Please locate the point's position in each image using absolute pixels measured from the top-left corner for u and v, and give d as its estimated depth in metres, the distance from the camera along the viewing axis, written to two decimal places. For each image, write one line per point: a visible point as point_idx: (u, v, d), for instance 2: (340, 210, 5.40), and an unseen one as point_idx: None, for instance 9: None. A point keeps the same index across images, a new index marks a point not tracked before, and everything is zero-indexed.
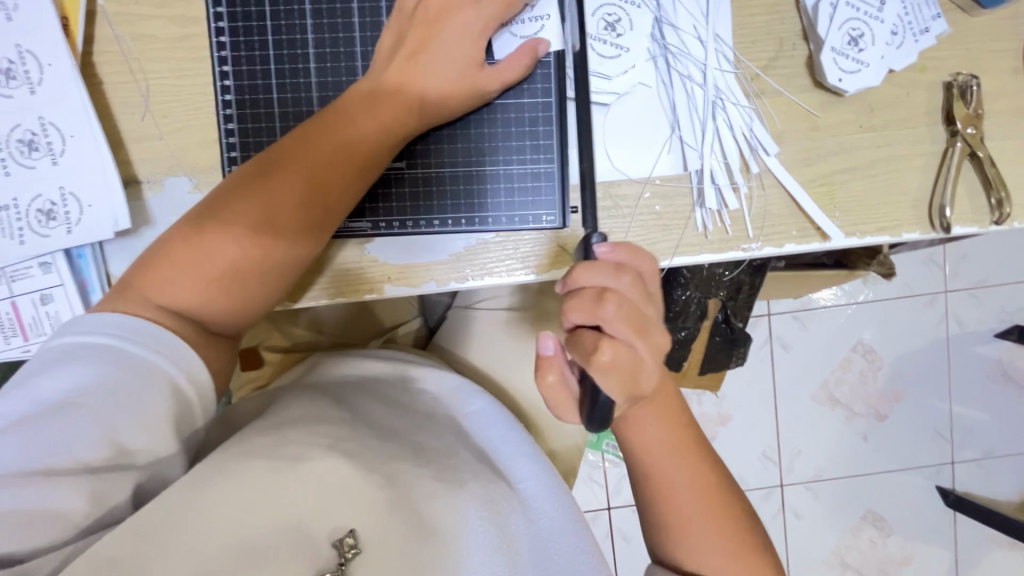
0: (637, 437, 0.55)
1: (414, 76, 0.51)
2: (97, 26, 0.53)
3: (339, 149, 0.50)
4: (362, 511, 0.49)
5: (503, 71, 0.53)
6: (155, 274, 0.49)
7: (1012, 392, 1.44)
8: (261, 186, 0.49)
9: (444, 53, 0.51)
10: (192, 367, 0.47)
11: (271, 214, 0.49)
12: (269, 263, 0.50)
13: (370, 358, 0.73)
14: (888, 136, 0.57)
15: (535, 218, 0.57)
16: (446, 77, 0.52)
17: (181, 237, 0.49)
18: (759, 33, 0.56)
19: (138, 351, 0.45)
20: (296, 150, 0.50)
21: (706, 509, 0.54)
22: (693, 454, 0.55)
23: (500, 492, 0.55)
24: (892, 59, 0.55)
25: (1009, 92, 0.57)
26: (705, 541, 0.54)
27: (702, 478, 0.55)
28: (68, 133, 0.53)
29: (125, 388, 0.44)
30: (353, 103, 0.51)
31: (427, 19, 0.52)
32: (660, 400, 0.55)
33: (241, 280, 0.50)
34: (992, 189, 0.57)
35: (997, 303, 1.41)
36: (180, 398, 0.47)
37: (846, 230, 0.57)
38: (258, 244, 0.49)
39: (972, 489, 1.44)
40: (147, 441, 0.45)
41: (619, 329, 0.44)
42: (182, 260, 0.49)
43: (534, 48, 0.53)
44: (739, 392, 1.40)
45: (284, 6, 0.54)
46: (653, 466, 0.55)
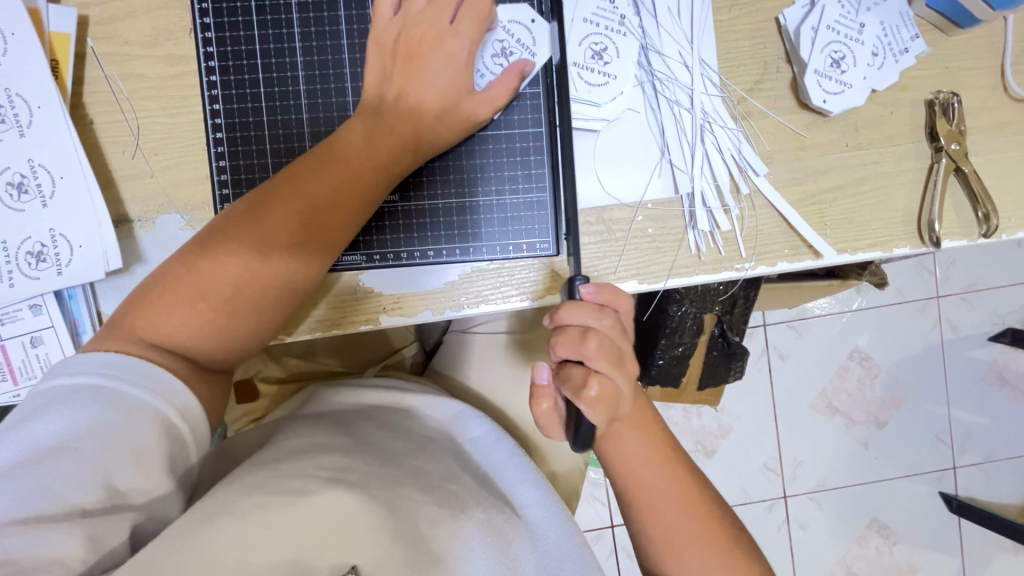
0: (617, 457, 0.55)
1: (403, 111, 0.51)
2: (86, 67, 0.54)
3: (331, 181, 0.50)
4: (362, 546, 0.49)
5: (493, 98, 0.52)
6: (146, 314, 0.48)
7: (1007, 394, 1.55)
8: (251, 223, 0.49)
9: (430, 83, 0.51)
10: (183, 404, 0.47)
11: (267, 249, 0.49)
12: (265, 298, 0.49)
13: (368, 387, 0.71)
14: (876, 153, 0.58)
15: (528, 247, 0.57)
16: (436, 115, 0.51)
17: (175, 273, 0.49)
18: (743, 56, 0.57)
19: (132, 390, 0.45)
20: (286, 186, 0.50)
21: (692, 519, 0.53)
22: (671, 463, 0.55)
23: (505, 521, 0.56)
24: (874, 79, 0.56)
25: (990, 108, 0.58)
26: (695, 551, 0.53)
27: (686, 493, 0.54)
28: (59, 175, 0.52)
29: (120, 431, 0.43)
30: (347, 135, 0.51)
31: (409, 52, 0.52)
32: (633, 414, 0.56)
33: (238, 316, 0.49)
34: (977, 202, 0.57)
35: (989, 307, 1.52)
36: (174, 438, 0.46)
37: (836, 246, 0.58)
38: (255, 279, 0.49)
39: (975, 492, 1.55)
40: (143, 483, 0.45)
41: (601, 366, 0.46)
42: (177, 297, 0.48)
43: (522, 69, 0.53)
44: (740, 406, 1.52)
45: (273, 44, 0.54)
46: (635, 482, 0.54)
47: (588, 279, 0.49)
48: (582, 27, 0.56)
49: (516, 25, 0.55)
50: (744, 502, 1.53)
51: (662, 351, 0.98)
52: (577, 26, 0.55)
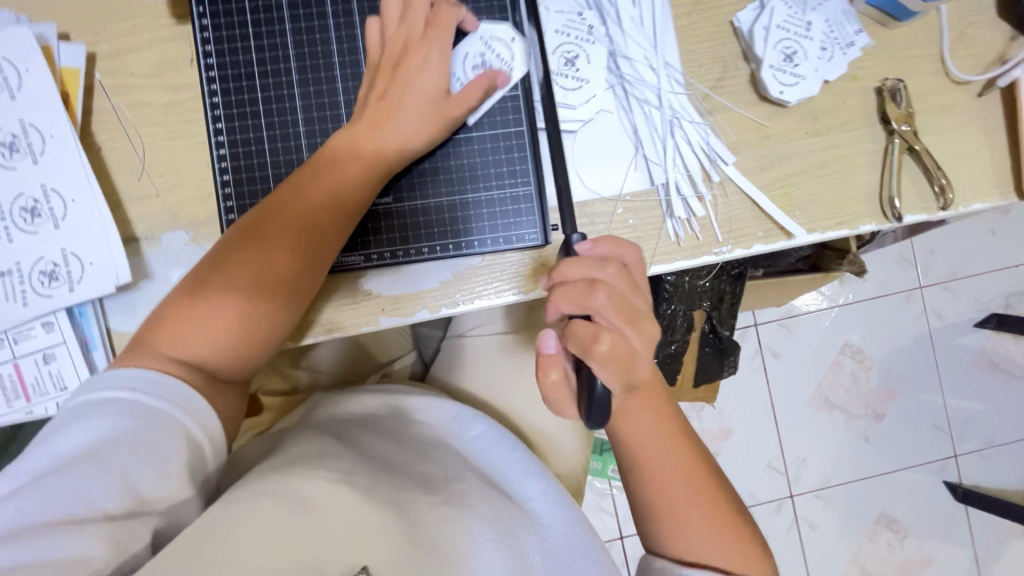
0: (627, 433, 0.55)
1: (386, 114, 0.54)
2: (95, 98, 0.58)
3: (327, 187, 0.53)
4: (372, 548, 0.49)
5: (469, 96, 0.56)
6: (164, 332, 0.50)
7: (999, 379, 1.58)
8: (257, 235, 0.52)
9: (409, 88, 0.55)
10: (198, 410, 0.48)
11: (272, 260, 0.52)
12: (277, 301, 0.52)
13: (368, 394, 0.73)
14: (834, 139, 0.62)
15: (518, 238, 0.59)
16: (419, 123, 0.55)
17: (188, 291, 0.51)
18: (703, 57, 0.62)
19: (150, 400, 0.47)
20: (287, 198, 0.53)
21: (698, 496, 0.55)
22: (681, 442, 0.56)
23: (512, 516, 0.57)
24: (826, 71, 0.61)
25: (935, 90, 0.63)
26: (700, 528, 0.54)
27: (698, 477, 0.55)
28: (70, 198, 0.56)
29: (142, 439, 0.45)
30: (339, 145, 0.55)
31: (388, 65, 0.55)
32: (644, 389, 0.56)
33: (254, 320, 0.52)
34: (932, 177, 0.61)
35: (970, 294, 1.56)
36: (194, 447, 0.47)
37: (807, 227, 0.62)
38: (265, 284, 0.51)
39: (979, 479, 1.56)
40: (165, 490, 0.46)
41: (612, 319, 0.48)
42: (192, 311, 0.51)
43: (494, 79, 0.57)
44: (737, 407, 1.55)
45: (271, 65, 0.58)
46: (649, 462, 0.55)
47: (585, 238, 0.52)
48: (555, 37, 0.60)
49: (497, 41, 0.58)
50: (752, 505, 1.54)
51: (655, 349, 1.03)
52: (550, 36, 0.60)
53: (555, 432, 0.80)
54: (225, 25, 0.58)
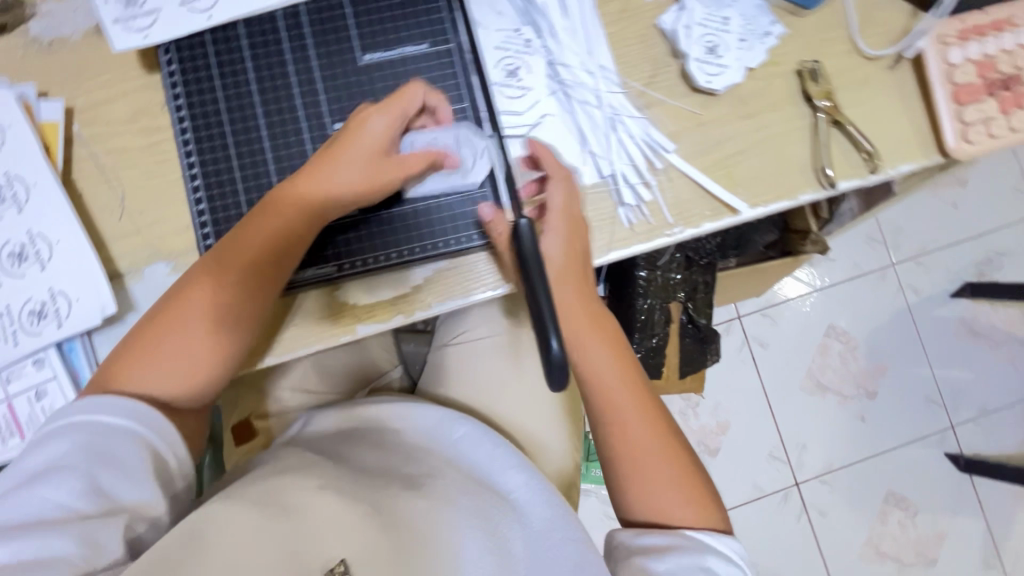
0: (590, 372, 0.63)
1: (325, 180, 0.55)
2: (74, 147, 0.62)
3: (269, 247, 0.55)
4: (349, 541, 0.50)
5: (410, 164, 0.56)
6: (116, 365, 0.52)
7: (983, 346, 1.61)
8: (205, 285, 0.54)
9: (354, 156, 0.55)
10: (159, 425, 0.50)
11: (221, 300, 0.54)
12: (214, 351, 0.54)
13: (356, 405, 0.74)
14: (765, 120, 0.67)
15: (479, 235, 0.63)
16: (356, 180, 0.55)
17: (144, 327, 0.53)
18: (634, 58, 0.67)
19: (105, 418, 0.48)
20: (235, 251, 0.55)
21: (657, 445, 0.61)
22: (640, 393, 0.63)
23: (492, 506, 0.59)
24: (746, 59, 0.66)
25: (850, 68, 0.68)
26: (660, 475, 0.60)
27: (654, 423, 0.62)
28: (54, 240, 0.59)
29: (110, 448, 0.47)
30: (284, 206, 0.55)
31: (342, 132, 0.56)
32: (604, 331, 0.64)
33: (191, 366, 0.53)
34: (858, 145, 0.66)
35: (942, 266, 1.61)
36: (159, 455, 0.50)
37: (750, 202, 0.66)
38: (204, 335, 0.53)
39: (979, 447, 1.57)
40: (136, 494, 0.48)
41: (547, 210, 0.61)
42: (141, 350, 0.52)
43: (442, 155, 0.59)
44: (732, 400, 1.56)
45: (236, 99, 0.61)
46: (610, 402, 0.62)
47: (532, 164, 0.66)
48: (496, 52, 0.66)
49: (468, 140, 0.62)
50: (759, 497, 1.53)
51: (637, 344, 1.06)
52: (492, 51, 0.65)
53: (541, 430, 0.82)
54: (189, 61, 0.61)
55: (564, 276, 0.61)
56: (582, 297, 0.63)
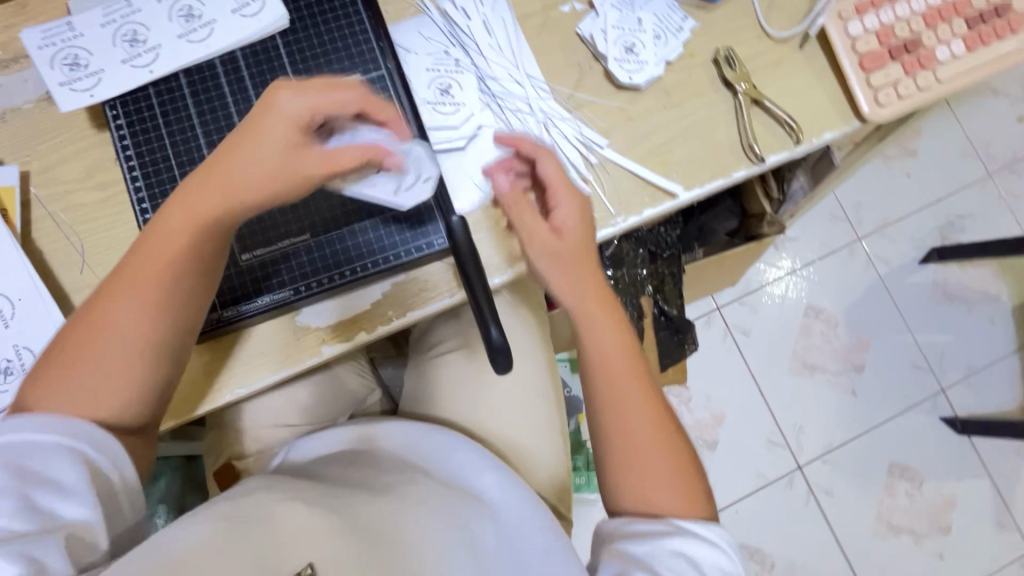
0: (594, 355, 0.58)
1: (238, 177, 0.52)
2: (32, 209, 0.64)
3: (183, 249, 0.52)
4: (320, 544, 0.50)
5: (331, 159, 0.53)
6: (36, 381, 0.50)
7: (960, 307, 1.64)
8: (119, 293, 0.51)
9: (262, 152, 0.52)
10: (101, 441, 0.50)
11: (134, 314, 0.51)
12: (133, 361, 0.51)
13: (332, 429, 0.75)
14: (690, 107, 0.71)
15: (428, 243, 0.65)
16: (271, 174, 0.52)
17: (62, 339, 0.52)
18: (560, 65, 0.71)
19: (36, 435, 0.47)
20: (146, 254, 0.52)
21: (657, 437, 0.57)
22: (644, 383, 0.58)
23: (464, 505, 0.60)
24: (664, 54, 0.71)
25: (762, 51, 0.73)
26: (656, 469, 0.56)
27: (654, 413, 0.57)
28: (16, 298, 0.61)
29: (43, 467, 0.47)
30: (190, 204, 0.52)
31: (250, 123, 0.53)
32: (609, 314, 0.59)
33: (111, 380, 0.51)
34: (779, 121, 0.70)
35: (907, 234, 1.65)
36: (100, 473, 0.49)
37: (686, 185, 0.69)
38: (124, 343, 0.51)
39: (972, 408, 1.58)
40: (81, 512, 0.48)
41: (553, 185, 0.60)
42: (59, 364, 0.50)
43: (373, 151, 0.54)
44: (723, 391, 1.57)
45: (182, 144, 0.64)
46: (614, 389, 0.57)
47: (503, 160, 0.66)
48: (428, 75, 0.69)
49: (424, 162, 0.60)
50: (764, 485, 1.52)
51: None
52: (423, 74, 0.69)
53: (525, 432, 0.80)
54: (135, 113, 0.64)
55: (575, 249, 0.59)
56: (598, 277, 0.60)
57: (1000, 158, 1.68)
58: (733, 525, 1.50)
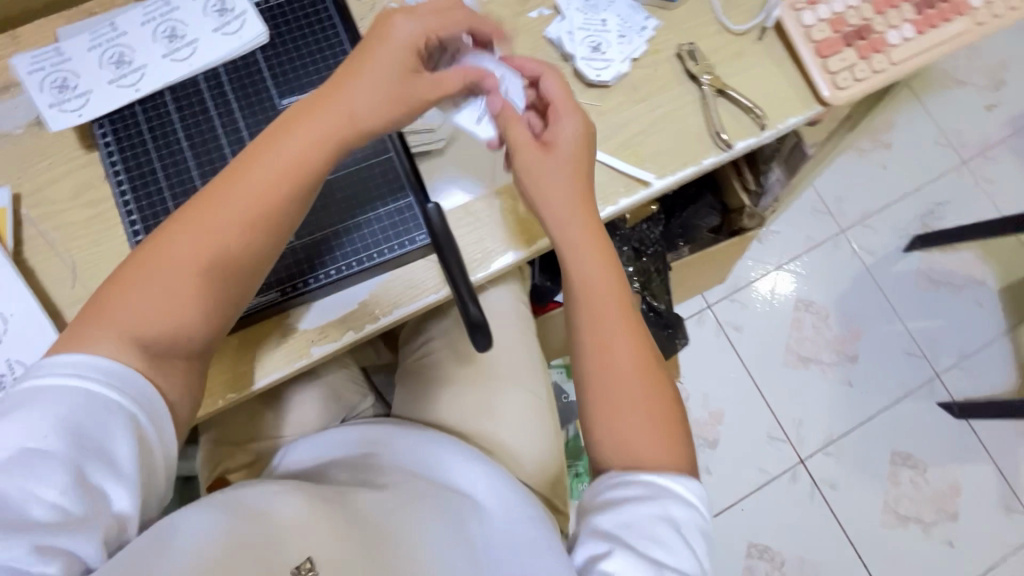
0: (579, 279, 0.59)
1: (342, 95, 0.54)
2: (24, 229, 0.66)
3: (276, 170, 0.53)
4: (314, 541, 0.50)
5: (442, 84, 0.57)
6: (116, 290, 0.51)
7: (947, 292, 1.66)
8: (213, 205, 0.52)
9: (374, 71, 0.54)
10: (154, 410, 0.50)
11: (223, 219, 0.52)
12: (220, 275, 0.53)
13: (329, 435, 0.73)
14: (658, 100, 0.74)
15: (411, 240, 0.67)
16: (381, 97, 0.54)
17: (139, 254, 0.53)
18: None
19: (103, 391, 0.47)
20: (241, 168, 0.53)
21: (638, 371, 0.57)
22: (627, 315, 0.59)
23: (459, 504, 0.60)
24: (629, 52, 0.74)
25: (723, 45, 0.76)
26: (632, 408, 0.57)
27: (637, 343, 0.58)
28: (8, 314, 0.62)
29: (93, 431, 0.46)
30: (288, 125, 0.54)
31: (365, 46, 0.56)
32: (596, 241, 0.60)
33: (195, 293, 0.52)
34: (744, 108, 0.73)
35: (889, 224, 1.68)
36: (147, 447, 0.49)
37: (658, 173, 0.72)
38: (204, 256, 0.52)
39: (968, 391, 1.59)
40: (126, 491, 0.47)
41: (558, 103, 0.61)
42: (145, 274, 0.51)
43: (478, 78, 0.60)
44: (720, 388, 1.57)
45: (168, 156, 0.66)
46: (598, 315, 0.58)
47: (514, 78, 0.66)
48: None
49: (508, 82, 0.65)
50: (768, 481, 1.51)
51: None
52: None
53: (516, 428, 0.80)
54: (123, 130, 0.66)
55: (565, 166, 0.60)
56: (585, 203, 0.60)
57: (972, 146, 1.73)
58: (741, 524, 1.49)
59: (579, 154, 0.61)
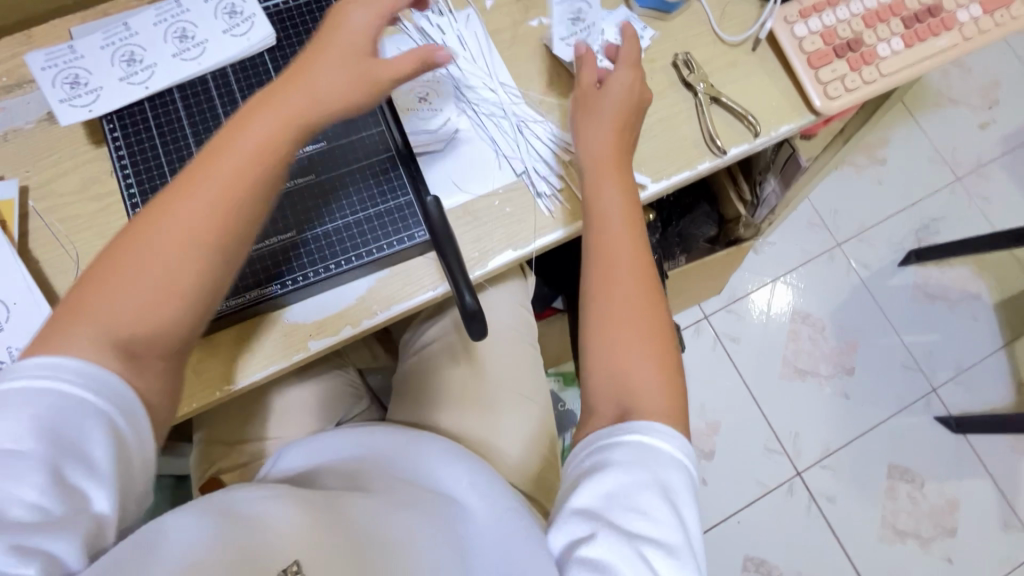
0: (596, 202, 0.64)
1: (300, 85, 0.54)
2: (30, 221, 0.67)
3: (232, 167, 0.52)
4: (304, 543, 0.49)
5: (397, 65, 0.56)
6: (68, 319, 0.48)
7: (943, 306, 1.67)
8: (166, 214, 0.51)
9: (328, 63, 0.54)
10: (133, 412, 0.48)
11: (178, 227, 0.50)
12: (182, 286, 0.50)
13: (320, 437, 0.69)
14: (654, 107, 0.76)
15: (409, 237, 0.68)
16: (338, 84, 0.54)
17: (89, 278, 0.50)
18: (530, 73, 0.76)
19: (78, 391, 0.45)
20: (197, 173, 0.52)
21: (643, 301, 0.61)
22: (638, 246, 0.63)
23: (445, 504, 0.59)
24: None
25: (718, 55, 0.78)
26: (635, 329, 0.60)
27: (644, 276, 0.62)
28: (12, 303, 0.62)
29: (69, 434, 0.44)
30: (241, 125, 0.53)
31: (318, 43, 0.56)
32: (614, 172, 0.65)
33: (157, 308, 0.50)
34: (738, 116, 0.75)
35: (884, 239, 1.70)
36: (125, 447, 0.47)
37: (654, 177, 0.73)
38: (167, 268, 0.50)
39: (965, 405, 1.59)
40: (105, 489, 0.46)
41: (623, 65, 0.69)
42: (99, 296, 0.49)
43: (429, 53, 0.57)
44: (717, 399, 1.57)
45: (176, 152, 0.68)
46: (612, 236, 0.63)
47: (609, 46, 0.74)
48: None
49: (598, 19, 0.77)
50: (764, 494, 1.51)
51: None
52: None
53: (511, 428, 0.81)
54: (133, 127, 0.68)
55: (611, 107, 0.67)
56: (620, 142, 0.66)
57: (965, 163, 1.75)
58: (737, 537, 1.47)
59: (630, 103, 0.68)
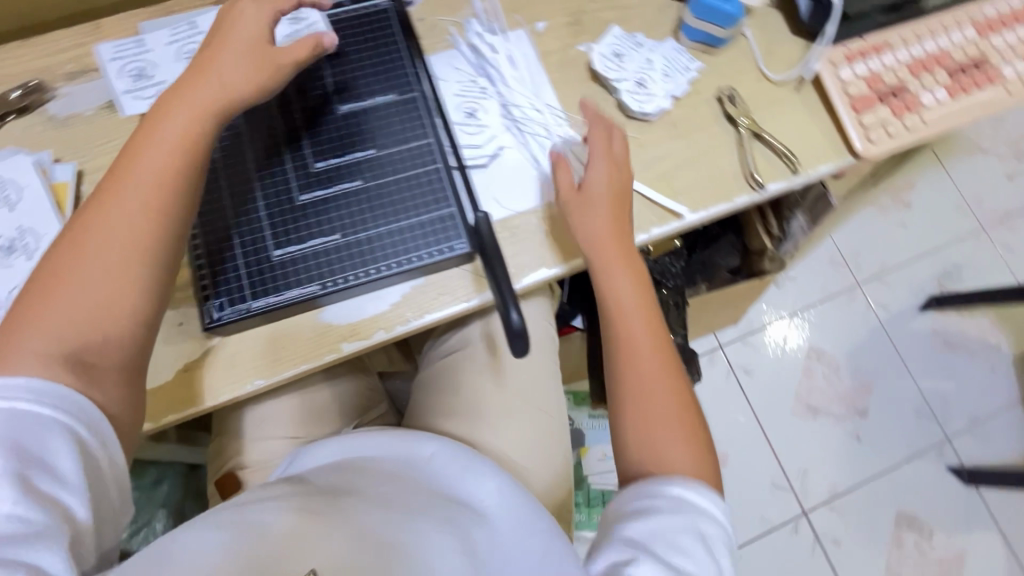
0: (608, 293, 0.67)
1: (207, 73, 0.58)
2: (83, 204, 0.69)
3: (157, 155, 0.55)
4: (319, 549, 0.50)
5: (297, 48, 0.61)
6: (25, 317, 0.51)
7: (962, 355, 1.65)
8: (100, 205, 0.54)
9: (230, 53, 0.59)
10: (96, 422, 0.51)
11: (119, 211, 0.53)
12: (127, 264, 0.53)
13: (329, 443, 0.70)
14: (696, 138, 0.77)
15: (449, 248, 0.68)
16: (247, 69, 0.59)
17: (35, 280, 0.53)
18: (576, 97, 0.78)
19: (33, 407, 0.47)
20: (122, 164, 0.55)
21: (663, 381, 0.63)
22: (653, 324, 0.66)
23: (457, 510, 0.57)
24: (671, 90, 0.77)
25: (763, 92, 0.79)
26: (659, 413, 0.62)
27: (663, 356, 0.64)
28: None
29: (33, 449, 0.46)
30: (154, 115, 0.57)
31: (205, 48, 0.60)
32: (625, 258, 0.67)
33: (114, 289, 0.52)
34: (778, 153, 0.76)
35: (905, 282, 1.69)
36: (88, 453, 0.49)
37: (692, 207, 0.74)
38: (119, 248, 0.53)
39: (979, 457, 1.57)
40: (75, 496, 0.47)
41: (597, 145, 0.70)
42: (55, 291, 0.51)
43: (318, 39, 0.62)
44: (727, 431, 1.56)
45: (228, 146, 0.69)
46: (626, 327, 0.65)
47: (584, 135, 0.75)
48: (456, 100, 0.76)
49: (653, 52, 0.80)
50: (768, 530, 1.49)
51: None
52: (452, 99, 0.76)
53: (529, 445, 0.81)
54: None
55: (603, 192, 0.68)
56: (618, 226, 0.68)
57: (992, 212, 1.75)
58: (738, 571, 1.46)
59: (616, 187, 0.69)
